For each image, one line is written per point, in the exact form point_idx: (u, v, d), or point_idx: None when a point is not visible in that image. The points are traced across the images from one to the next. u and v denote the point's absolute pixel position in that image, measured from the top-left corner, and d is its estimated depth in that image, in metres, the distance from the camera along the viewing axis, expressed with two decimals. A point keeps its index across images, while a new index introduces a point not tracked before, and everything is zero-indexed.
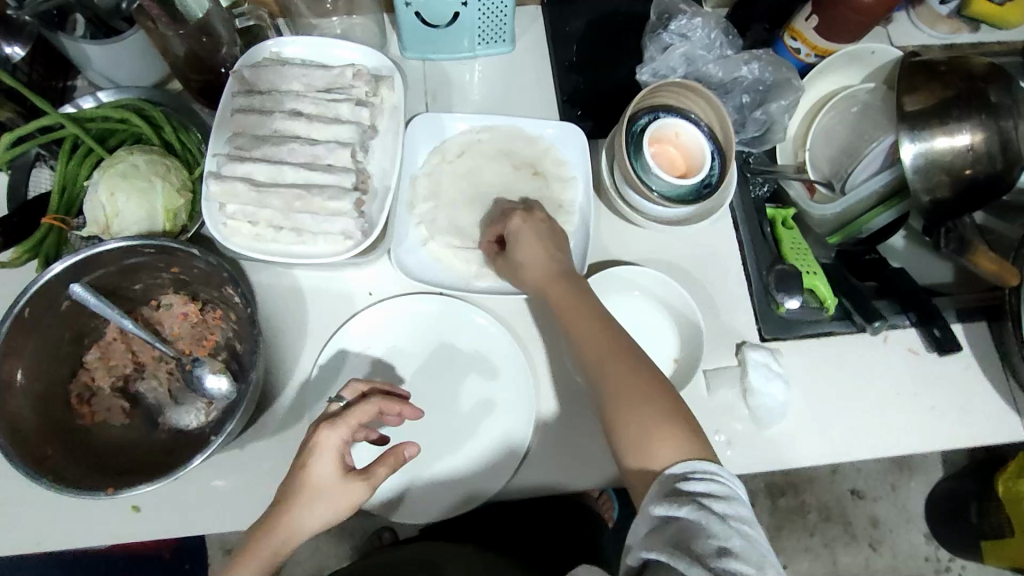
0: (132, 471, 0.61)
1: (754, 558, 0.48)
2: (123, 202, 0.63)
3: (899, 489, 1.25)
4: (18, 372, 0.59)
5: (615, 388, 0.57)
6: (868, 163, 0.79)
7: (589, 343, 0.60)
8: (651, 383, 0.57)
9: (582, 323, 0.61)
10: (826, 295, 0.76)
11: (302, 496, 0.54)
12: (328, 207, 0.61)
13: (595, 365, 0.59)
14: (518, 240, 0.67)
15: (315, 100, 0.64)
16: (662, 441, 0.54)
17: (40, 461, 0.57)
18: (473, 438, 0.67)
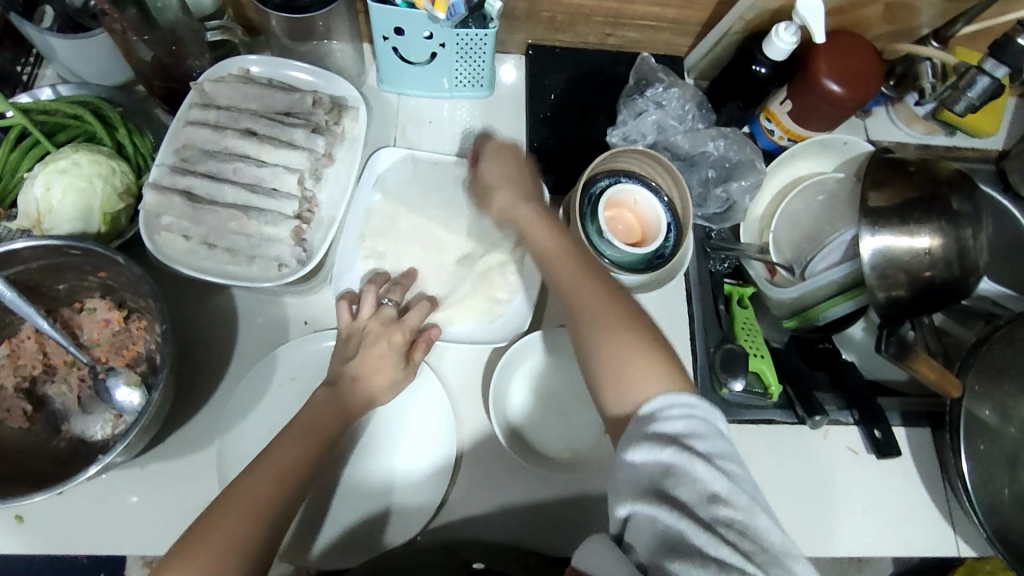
0: (16, 480, 0.58)
1: (743, 501, 0.45)
2: (58, 199, 0.61)
3: None
4: None
5: (594, 321, 0.56)
6: (829, 254, 0.78)
7: (566, 274, 0.59)
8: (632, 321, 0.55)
9: (558, 247, 0.61)
10: (772, 381, 0.73)
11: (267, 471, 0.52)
12: (263, 231, 0.61)
13: (572, 295, 0.58)
14: (494, 169, 0.67)
15: (271, 122, 0.63)
16: (646, 377, 0.51)
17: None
18: (410, 470, 0.64)
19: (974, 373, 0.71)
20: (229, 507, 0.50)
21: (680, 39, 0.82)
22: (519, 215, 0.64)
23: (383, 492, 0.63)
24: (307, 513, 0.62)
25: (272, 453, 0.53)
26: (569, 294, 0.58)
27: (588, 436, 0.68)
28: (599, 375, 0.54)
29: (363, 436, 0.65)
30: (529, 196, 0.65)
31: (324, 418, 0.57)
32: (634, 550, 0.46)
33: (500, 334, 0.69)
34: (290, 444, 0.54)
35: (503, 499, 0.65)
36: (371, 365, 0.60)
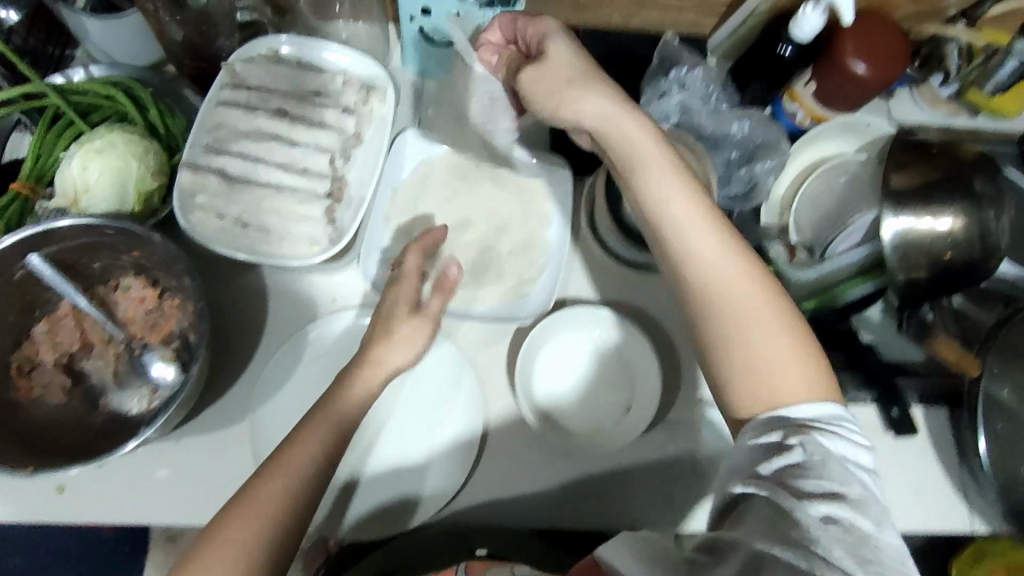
0: (60, 453, 0.60)
1: (871, 512, 0.45)
2: (94, 179, 0.62)
3: None
4: None
5: (733, 310, 0.52)
6: (850, 235, 0.79)
7: (696, 234, 0.54)
8: (767, 286, 0.53)
9: (684, 212, 0.54)
10: None
11: (283, 470, 0.51)
12: (297, 211, 0.62)
13: (709, 276, 0.53)
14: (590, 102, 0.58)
15: (302, 103, 0.64)
16: (787, 361, 0.50)
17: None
18: (436, 448, 0.66)
19: (995, 354, 0.72)
20: (242, 509, 0.49)
21: (703, 19, 0.82)
22: (634, 163, 0.57)
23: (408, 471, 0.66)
24: (353, 484, 0.65)
25: (291, 451, 0.52)
26: (699, 255, 0.53)
27: (612, 416, 0.69)
28: (727, 348, 0.51)
29: (388, 417, 0.67)
30: (645, 140, 0.57)
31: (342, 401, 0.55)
32: (733, 530, 0.46)
33: (523, 313, 0.70)
34: (310, 440, 0.53)
35: (530, 478, 0.67)
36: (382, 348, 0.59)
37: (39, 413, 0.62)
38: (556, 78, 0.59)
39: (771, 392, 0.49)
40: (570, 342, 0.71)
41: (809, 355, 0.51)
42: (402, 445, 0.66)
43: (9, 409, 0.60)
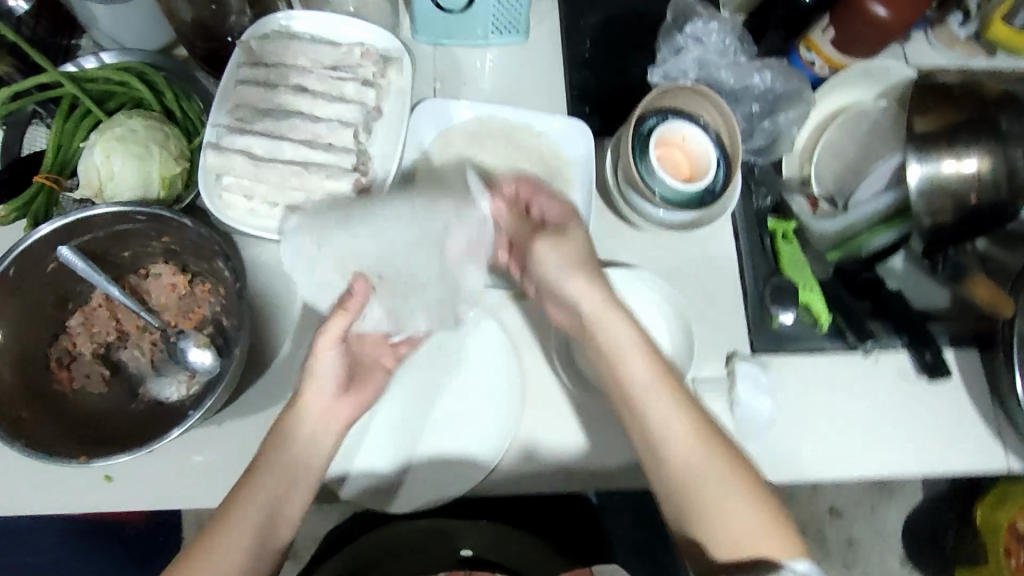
0: (107, 442, 0.60)
1: None
2: (118, 166, 0.61)
3: (877, 510, 1.35)
4: None
5: (705, 479, 0.57)
6: (872, 183, 0.78)
7: (665, 424, 0.58)
8: (728, 454, 0.58)
9: (654, 397, 0.58)
10: (821, 311, 0.73)
11: (264, 460, 0.56)
12: (324, 187, 0.61)
13: (677, 459, 0.57)
14: (562, 276, 0.61)
15: (322, 77, 0.63)
16: (738, 513, 0.56)
17: (18, 421, 0.57)
18: (431, 445, 0.65)
19: None
20: (230, 503, 0.55)
21: None
22: (614, 347, 0.60)
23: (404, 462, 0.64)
24: (362, 462, 0.64)
25: (275, 446, 0.56)
26: (670, 437, 0.58)
27: None
28: (697, 511, 0.56)
29: (405, 387, 0.66)
30: (624, 325, 0.60)
31: (295, 439, 0.56)
32: None
33: None
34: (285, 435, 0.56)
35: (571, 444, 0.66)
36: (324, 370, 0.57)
37: (82, 406, 0.62)
38: (548, 240, 0.62)
39: (734, 542, 0.56)
40: None
41: (764, 502, 0.57)
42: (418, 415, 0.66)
43: (54, 402, 0.61)
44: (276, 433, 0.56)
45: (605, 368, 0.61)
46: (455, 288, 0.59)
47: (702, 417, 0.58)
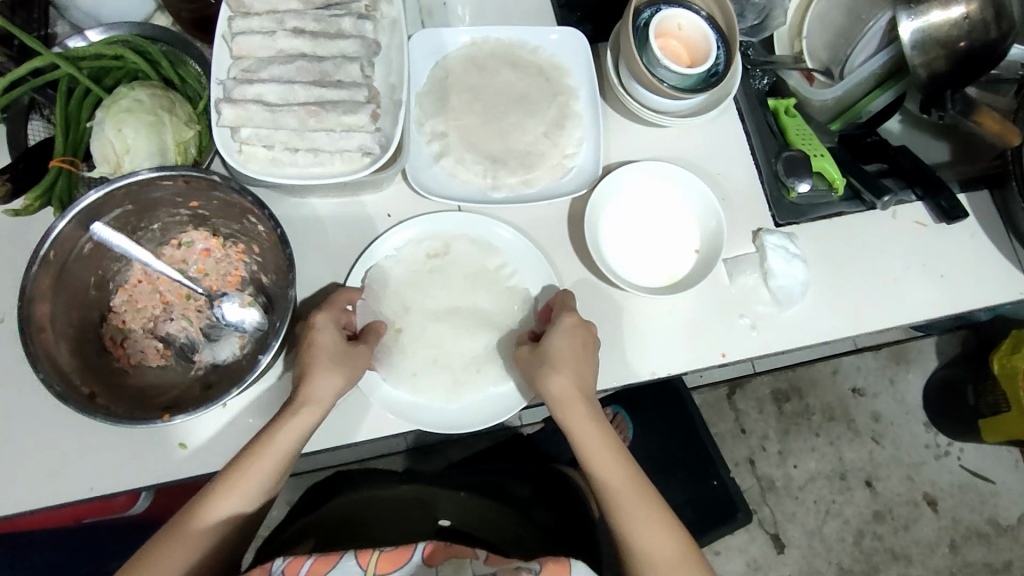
0: (177, 406, 0.62)
1: None
2: (133, 137, 0.61)
3: (898, 383, 1.41)
4: (49, 315, 0.58)
5: (645, 527, 0.59)
6: (865, 46, 0.79)
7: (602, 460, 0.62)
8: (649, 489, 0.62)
9: (612, 462, 0.62)
10: (835, 175, 0.75)
11: (270, 432, 0.59)
12: (344, 122, 0.61)
13: (622, 506, 0.60)
14: (560, 355, 0.62)
15: (317, 17, 0.63)
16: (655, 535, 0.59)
17: (91, 398, 0.57)
18: (449, 376, 0.67)
19: None
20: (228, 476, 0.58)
21: None
22: (572, 396, 0.62)
23: (430, 410, 0.66)
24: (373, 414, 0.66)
25: (278, 428, 0.59)
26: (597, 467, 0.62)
27: (683, 261, 0.72)
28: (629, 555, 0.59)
29: (440, 312, 0.70)
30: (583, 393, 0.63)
31: (272, 445, 0.58)
32: None
33: (577, 185, 0.72)
34: (291, 422, 0.59)
35: (621, 335, 0.70)
36: (322, 387, 0.60)
37: (143, 379, 0.63)
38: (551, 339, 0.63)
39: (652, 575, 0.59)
40: (622, 204, 0.73)
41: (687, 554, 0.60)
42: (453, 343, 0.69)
43: (117, 379, 0.62)
44: (258, 445, 0.59)
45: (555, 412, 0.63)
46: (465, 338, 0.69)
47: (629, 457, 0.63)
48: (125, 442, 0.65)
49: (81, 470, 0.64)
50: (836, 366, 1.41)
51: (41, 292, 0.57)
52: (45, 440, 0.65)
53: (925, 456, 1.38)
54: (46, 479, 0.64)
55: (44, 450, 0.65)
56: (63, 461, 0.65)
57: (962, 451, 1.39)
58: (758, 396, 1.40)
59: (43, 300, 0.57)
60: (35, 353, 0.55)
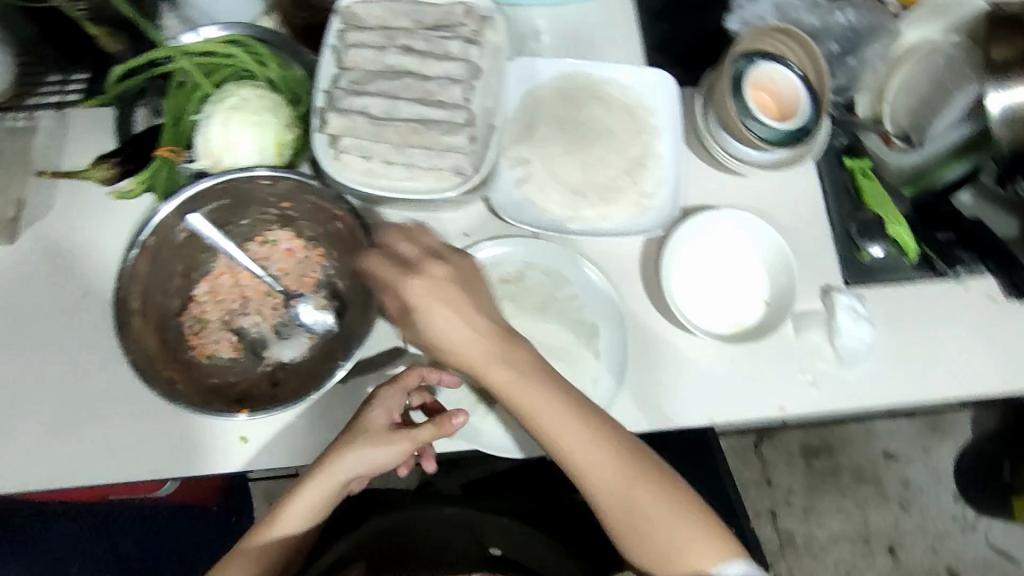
0: (246, 399, 0.63)
1: None
2: (237, 133, 0.64)
3: (931, 452, 1.39)
4: (135, 295, 0.61)
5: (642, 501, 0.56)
6: (948, 113, 0.78)
7: (581, 453, 0.56)
8: (644, 459, 0.58)
9: (564, 426, 0.56)
10: (910, 244, 0.76)
11: (285, 505, 0.62)
12: (442, 141, 0.63)
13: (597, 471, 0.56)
14: (443, 313, 0.55)
15: (426, 37, 0.65)
16: (673, 519, 0.56)
17: (171, 381, 0.60)
18: None
19: None
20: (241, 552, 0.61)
21: None
22: (496, 361, 0.56)
23: (491, 432, 0.67)
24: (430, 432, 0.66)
25: (290, 500, 0.61)
26: (582, 467, 0.57)
27: (752, 310, 0.72)
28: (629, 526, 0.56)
29: None
30: (524, 377, 0.56)
31: (286, 516, 0.61)
32: None
33: (653, 223, 0.73)
34: (300, 495, 0.61)
35: (683, 378, 0.70)
36: (347, 460, 0.60)
37: (216, 371, 0.65)
38: (445, 298, 0.55)
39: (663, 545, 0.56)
40: (695, 249, 0.73)
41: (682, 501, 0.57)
42: None
43: (191, 367, 0.64)
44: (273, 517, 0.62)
45: (507, 404, 0.57)
46: None
47: (606, 429, 0.57)
48: (188, 428, 0.66)
49: (145, 449, 0.66)
50: (869, 428, 1.40)
51: (136, 274, 0.61)
52: (111, 416, 0.66)
53: (952, 529, 1.36)
54: (109, 455, 0.66)
55: (109, 427, 0.66)
56: (124, 439, 0.66)
57: (991, 529, 1.36)
58: (786, 448, 1.38)
59: (134, 282, 0.61)
60: (124, 332, 0.59)
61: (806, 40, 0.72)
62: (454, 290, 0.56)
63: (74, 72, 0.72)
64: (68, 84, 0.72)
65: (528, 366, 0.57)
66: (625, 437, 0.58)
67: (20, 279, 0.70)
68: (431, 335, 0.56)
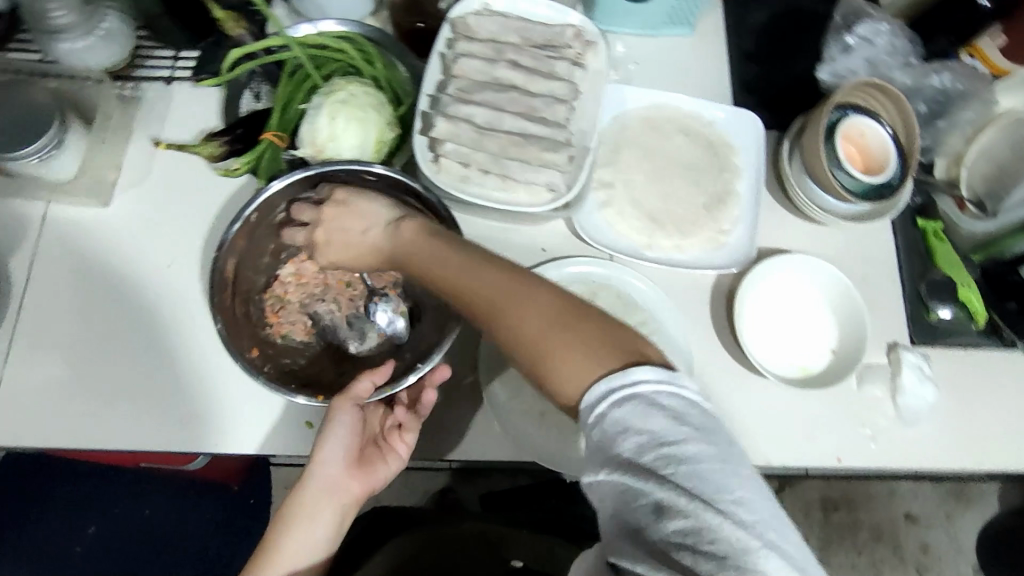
0: (312, 385, 0.65)
1: None
2: (343, 126, 0.65)
3: (953, 519, 1.37)
4: (229, 261, 0.63)
5: (542, 343, 0.47)
6: None
7: (488, 290, 0.51)
8: (559, 306, 0.48)
9: (469, 281, 0.53)
10: (979, 309, 0.76)
11: (298, 495, 0.57)
12: (541, 157, 0.64)
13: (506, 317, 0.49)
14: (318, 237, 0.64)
15: (534, 55, 0.67)
16: (567, 338, 0.46)
17: (248, 355, 0.63)
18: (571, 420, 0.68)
19: None
20: (266, 551, 0.56)
21: None
22: (380, 227, 0.62)
23: (551, 449, 0.67)
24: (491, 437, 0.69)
25: (302, 485, 0.57)
26: (475, 303, 0.52)
27: (817, 358, 0.73)
28: (536, 371, 0.47)
29: None
30: (425, 239, 0.58)
31: (305, 503, 0.57)
32: None
33: (728, 260, 0.74)
34: (313, 477, 0.57)
35: (743, 417, 0.70)
36: (336, 427, 0.58)
37: (291, 352, 0.67)
38: (337, 238, 0.64)
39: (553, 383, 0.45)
40: (766, 291, 0.74)
41: (598, 341, 0.45)
42: None
43: (269, 345, 0.66)
44: (289, 508, 0.57)
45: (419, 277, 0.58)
46: None
47: (509, 271, 0.52)
48: (256, 406, 0.68)
49: (212, 421, 0.67)
50: (893, 488, 1.38)
51: (239, 245, 0.64)
52: (182, 385, 0.68)
53: None
54: (175, 423, 0.67)
55: (180, 395, 0.68)
56: (193, 411, 0.67)
57: None
58: (807, 497, 1.37)
59: (228, 250, 0.63)
60: (217, 302, 0.62)
61: (897, 98, 0.73)
62: (334, 226, 0.63)
63: (184, 51, 0.76)
64: (178, 61, 0.76)
65: (425, 230, 0.59)
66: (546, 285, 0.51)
67: (109, 241, 0.72)
68: (326, 262, 0.66)
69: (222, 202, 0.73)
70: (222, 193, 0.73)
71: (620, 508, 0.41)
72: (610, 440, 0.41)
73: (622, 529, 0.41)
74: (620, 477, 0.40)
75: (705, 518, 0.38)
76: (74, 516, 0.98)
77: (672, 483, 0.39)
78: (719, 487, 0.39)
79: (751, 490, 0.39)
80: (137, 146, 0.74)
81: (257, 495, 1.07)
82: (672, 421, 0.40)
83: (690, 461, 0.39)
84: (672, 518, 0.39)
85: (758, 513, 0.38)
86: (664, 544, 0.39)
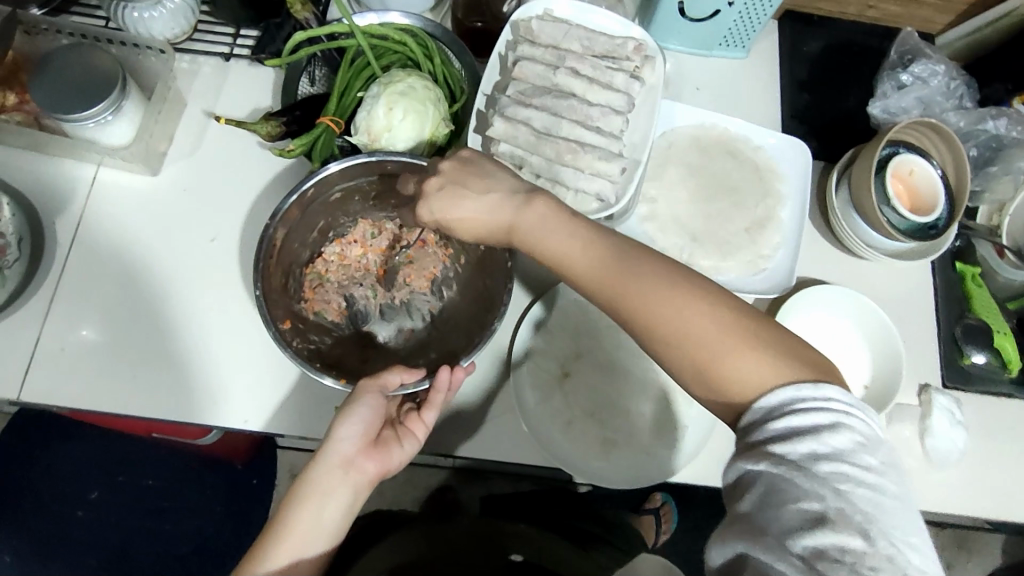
0: (336, 364, 0.64)
1: None
2: (399, 119, 0.65)
3: (954, 567, 1.33)
4: (281, 231, 0.62)
5: (714, 347, 0.46)
6: None
7: (652, 284, 0.48)
8: (724, 308, 0.47)
9: (622, 270, 0.50)
10: (1013, 357, 0.75)
11: (313, 472, 0.54)
12: (595, 166, 0.64)
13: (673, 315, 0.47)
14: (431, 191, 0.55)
15: (595, 65, 0.67)
16: (743, 341, 0.45)
17: (282, 326, 0.60)
18: (598, 431, 0.68)
19: None
20: (275, 527, 0.54)
21: (940, 17, 0.84)
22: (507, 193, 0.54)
23: (575, 458, 0.66)
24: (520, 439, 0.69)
25: (316, 463, 0.55)
26: (626, 291, 0.49)
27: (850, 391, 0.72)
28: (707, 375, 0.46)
29: (604, 363, 0.71)
30: (565, 220, 0.52)
31: (318, 481, 0.54)
32: None
33: (766, 285, 0.73)
34: (327, 456, 0.55)
35: None
36: (358, 407, 0.56)
37: (319, 330, 0.66)
38: (452, 196, 0.54)
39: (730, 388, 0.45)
40: (803, 320, 0.73)
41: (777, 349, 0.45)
42: (609, 398, 0.69)
43: (301, 319, 0.65)
44: (303, 484, 0.54)
45: (547, 258, 0.53)
46: (625, 395, 0.70)
47: (656, 259, 0.50)
48: (284, 387, 0.68)
49: (240, 398, 0.67)
50: None
51: (291, 219, 0.62)
52: (212, 359, 0.68)
53: None
54: (204, 396, 0.67)
55: (209, 368, 0.68)
56: (222, 386, 0.68)
57: None
58: None
59: (284, 222, 0.61)
60: (262, 267, 0.59)
61: (951, 136, 0.73)
62: (455, 184, 0.54)
63: (243, 30, 0.77)
64: (236, 39, 0.77)
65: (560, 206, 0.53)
66: (692, 275, 0.49)
67: (154, 209, 0.73)
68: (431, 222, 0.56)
69: (270, 181, 0.74)
70: (271, 173, 0.74)
71: (770, 504, 0.41)
72: (785, 444, 0.41)
73: (762, 523, 0.41)
74: (781, 475, 0.41)
75: (867, 542, 0.38)
76: (79, 480, 0.98)
77: (842, 500, 0.39)
78: (888, 520, 0.39)
79: (912, 531, 0.39)
80: (190, 120, 0.75)
81: (262, 476, 1.08)
82: (858, 446, 0.40)
83: (864, 485, 0.40)
84: (829, 530, 0.39)
85: (917, 555, 0.39)
86: (809, 552, 0.39)
